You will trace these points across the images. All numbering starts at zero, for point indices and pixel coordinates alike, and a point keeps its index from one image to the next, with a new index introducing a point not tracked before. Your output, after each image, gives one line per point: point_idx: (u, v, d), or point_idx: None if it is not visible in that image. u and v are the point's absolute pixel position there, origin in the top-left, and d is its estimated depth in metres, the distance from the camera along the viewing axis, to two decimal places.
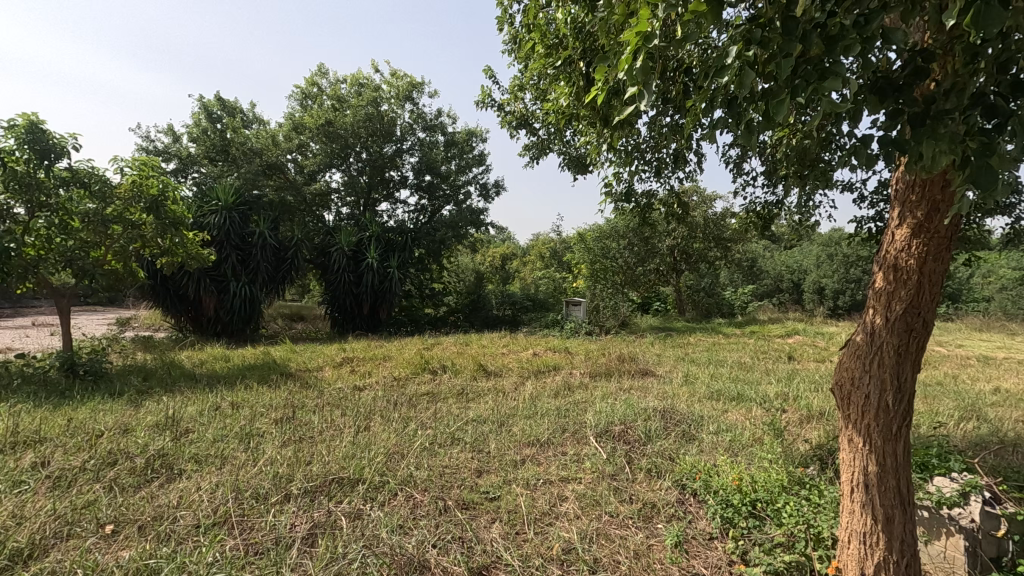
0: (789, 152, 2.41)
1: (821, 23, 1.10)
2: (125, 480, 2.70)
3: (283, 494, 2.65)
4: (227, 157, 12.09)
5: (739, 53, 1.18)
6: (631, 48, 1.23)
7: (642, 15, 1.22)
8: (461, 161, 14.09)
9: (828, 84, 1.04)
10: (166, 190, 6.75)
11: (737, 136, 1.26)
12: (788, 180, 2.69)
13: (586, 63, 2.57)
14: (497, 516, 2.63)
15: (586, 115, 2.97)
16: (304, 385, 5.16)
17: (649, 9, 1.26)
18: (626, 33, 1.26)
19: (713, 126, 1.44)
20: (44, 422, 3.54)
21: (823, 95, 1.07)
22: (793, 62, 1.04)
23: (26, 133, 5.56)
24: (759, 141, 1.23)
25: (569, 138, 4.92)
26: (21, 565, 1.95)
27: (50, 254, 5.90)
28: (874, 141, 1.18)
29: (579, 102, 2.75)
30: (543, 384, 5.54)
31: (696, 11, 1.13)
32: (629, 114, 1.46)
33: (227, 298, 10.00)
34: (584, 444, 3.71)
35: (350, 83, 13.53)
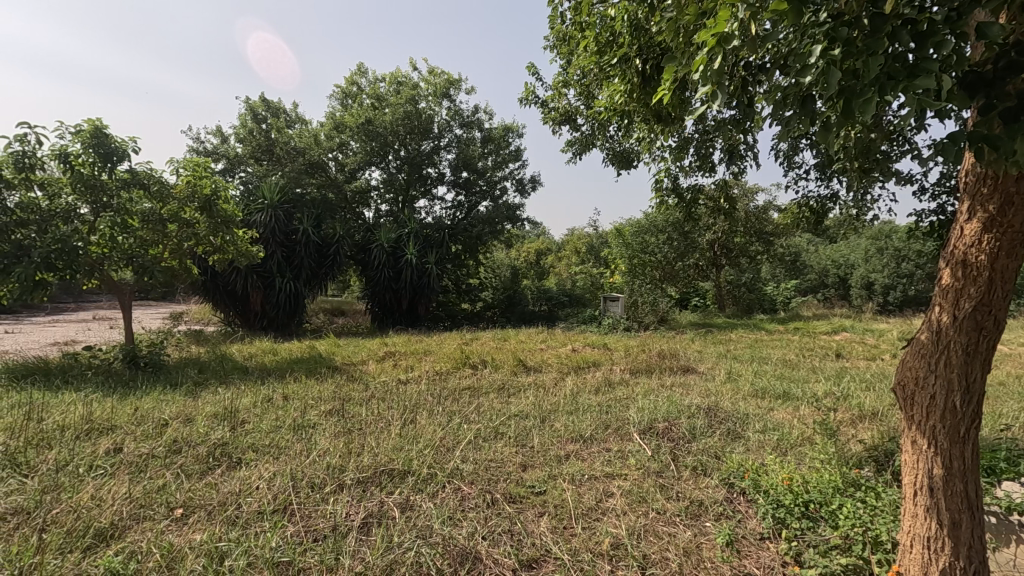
0: (852, 147, 2.34)
1: (910, 21, 1.08)
2: (190, 467, 2.85)
3: (337, 484, 2.74)
4: (272, 156, 12.48)
5: (822, 51, 1.18)
6: (707, 48, 1.27)
7: (719, 18, 1.26)
8: (498, 157, 14.13)
9: (918, 82, 1.02)
10: (218, 190, 7.02)
11: (813, 133, 1.25)
12: (850, 175, 2.62)
13: (643, 60, 2.54)
14: (544, 510, 2.66)
15: (636, 110, 2.97)
16: (350, 378, 5.31)
17: (728, 10, 1.29)
18: (702, 34, 1.30)
19: (785, 123, 1.43)
20: (113, 410, 3.77)
21: (911, 93, 1.05)
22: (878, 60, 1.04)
23: (91, 138, 5.89)
24: (836, 138, 1.22)
25: (614, 133, 4.92)
26: (105, 544, 2.09)
27: (113, 253, 6.23)
28: (963, 138, 1.13)
29: (633, 100, 2.75)
30: (583, 380, 5.54)
31: (778, 11, 1.14)
32: (701, 111, 1.51)
33: (273, 293, 10.34)
34: (628, 440, 3.71)
35: (389, 82, 13.75)
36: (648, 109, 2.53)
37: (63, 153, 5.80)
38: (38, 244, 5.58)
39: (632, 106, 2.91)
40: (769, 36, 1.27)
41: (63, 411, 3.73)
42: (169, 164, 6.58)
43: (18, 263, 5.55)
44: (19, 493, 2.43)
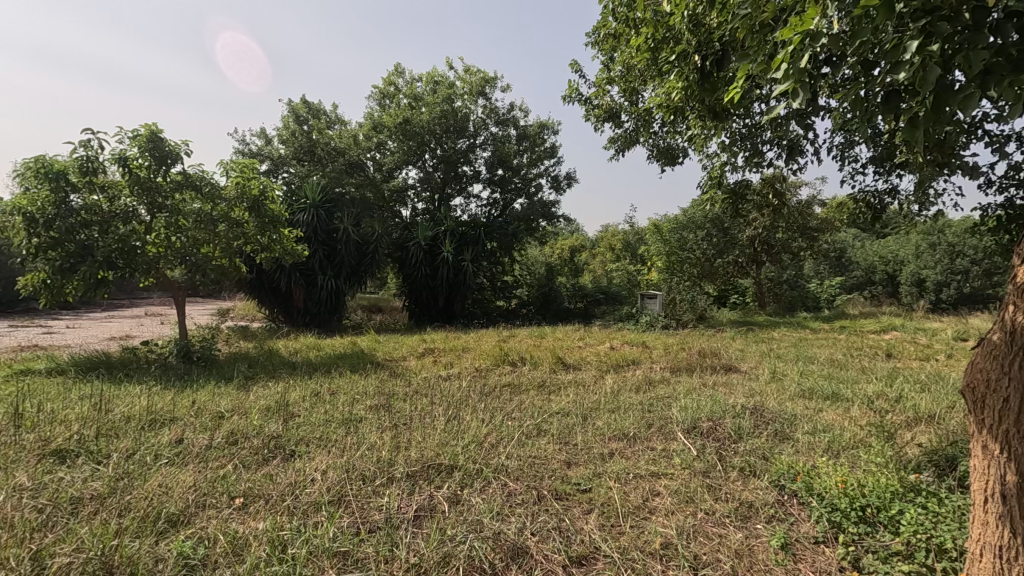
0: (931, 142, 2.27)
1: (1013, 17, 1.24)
2: (246, 458, 2.96)
3: (387, 477, 2.80)
4: (313, 157, 12.80)
5: (917, 46, 1.34)
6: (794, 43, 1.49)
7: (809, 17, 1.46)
8: (533, 154, 14.15)
9: None
10: (265, 190, 7.23)
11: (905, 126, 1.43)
12: (922, 171, 2.54)
13: (702, 57, 2.63)
14: (591, 507, 2.66)
15: (691, 104, 3.07)
16: (392, 374, 5.42)
17: (818, 8, 1.48)
18: (789, 31, 1.51)
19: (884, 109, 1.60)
20: (173, 403, 3.96)
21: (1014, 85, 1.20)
22: (982, 57, 1.21)
23: (148, 142, 6.18)
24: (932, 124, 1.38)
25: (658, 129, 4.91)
26: (176, 528, 2.20)
27: (167, 251, 6.55)
28: None
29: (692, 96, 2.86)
30: (623, 378, 5.50)
31: (870, 9, 1.33)
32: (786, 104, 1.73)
33: (315, 291, 10.63)
34: (672, 439, 3.66)
35: (426, 81, 13.91)
36: (708, 104, 2.63)
37: (122, 156, 6.10)
38: (101, 244, 5.93)
39: (692, 102, 3.01)
40: (858, 33, 1.45)
41: (127, 402, 3.93)
42: (219, 166, 6.82)
43: (83, 262, 5.93)
44: (96, 478, 2.59)
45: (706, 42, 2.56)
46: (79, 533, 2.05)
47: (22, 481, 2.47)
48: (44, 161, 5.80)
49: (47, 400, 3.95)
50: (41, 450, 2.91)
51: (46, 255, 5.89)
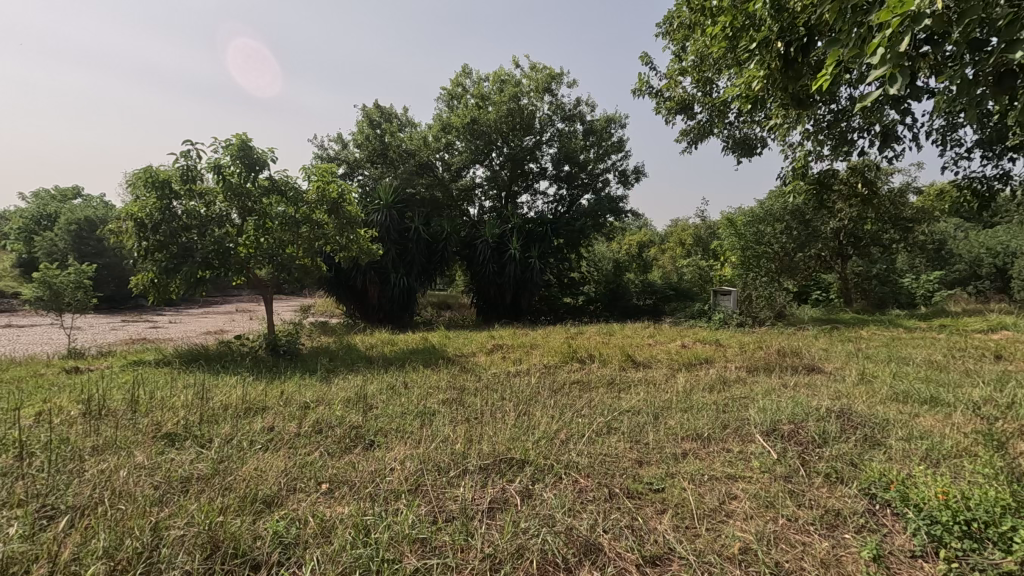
0: None
1: None
2: (330, 447, 3.14)
3: (460, 469, 2.89)
4: (386, 159, 13.28)
5: None
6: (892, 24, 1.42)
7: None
8: (600, 149, 14.00)
9: None
10: (343, 193, 7.59)
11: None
12: None
13: (786, 42, 2.64)
14: (665, 508, 2.61)
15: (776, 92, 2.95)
16: (463, 369, 5.55)
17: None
18: (887, 11, 1.44)
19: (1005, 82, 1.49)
20: (264, 393, 4.27)
21: None
22: None
23: (239, 151, 6.66)
24: None
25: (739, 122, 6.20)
26: (271, 509, 2.39)
27: (258, 252, 6.96)
28: None
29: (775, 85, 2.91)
30: (696, 377, 5.34)
31: None
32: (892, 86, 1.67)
33: (388, 288, 11.08)
34: (749, 441, 3.53)
35: (493, 80, 14.07)
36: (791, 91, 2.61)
37: (217, 165, 6.61)
38: (200, 246, 6.51)
39: (773, 90, 3.06)
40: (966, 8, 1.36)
41: (225, 392, 4.28)
42: (301, 171, 7.25)
43: (185, 262, 6.51)
44: (202, 460, 2.86)
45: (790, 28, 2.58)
46: (190, 509, 2.26)
47: (141, 460, 2.77)
48: (152, 171, 6.38)
49: (157, 389, 4.38)
50: (154, 434, 3.23)
51: (155, 257, 6.52)
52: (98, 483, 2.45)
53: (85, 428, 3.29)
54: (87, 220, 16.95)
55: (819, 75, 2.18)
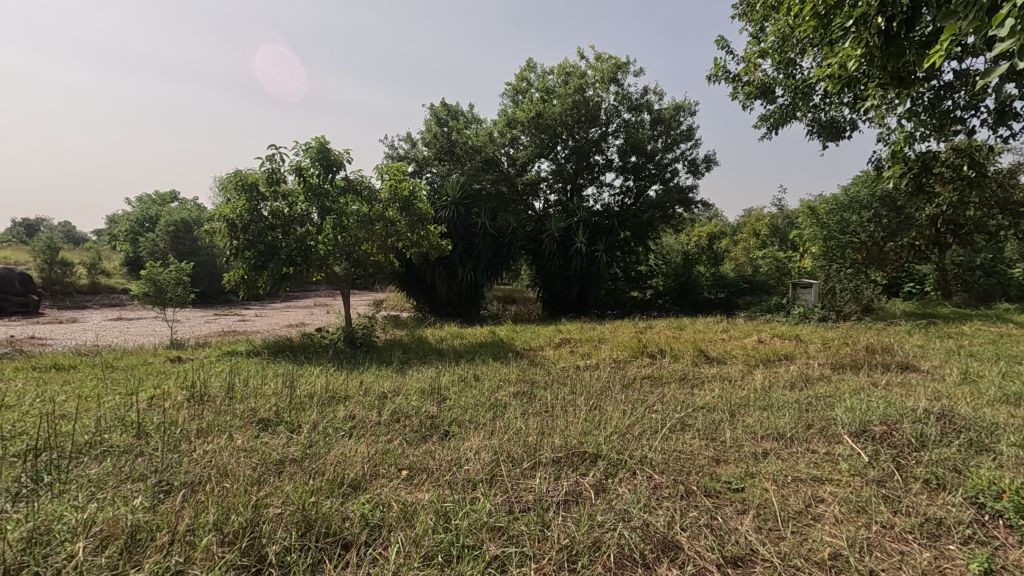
0: None
1: None
2: (408, 435, 3.26)
3: (534, 461, 2.93)
4: (453, 156, 13.48)
5: None
6: None
7: None
8: (669, 138, 13.61)
9: None
10: (414, 190, 7.83)
11: None
12: None
13: (888, 17, 2.63)
14: (745, 509, 2.52)
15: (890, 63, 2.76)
16: (532, 363, 5.59)
17: None
18: None
19: None
20: (345, 383, 4.50)
21: None
22: None
23: (317, 154, 7.01)
24: None
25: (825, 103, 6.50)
26: (358, 492, 2.52)
27: (336, 249, 7.27)
28: None
29: (871, 62, 2.95)
30: (776, 374, 5.10)
31: None
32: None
33: (456, 283, 11.33)
34: (836, 443, 3.33)
35: (557, 73, 13.99)
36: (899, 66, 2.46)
37: (298, 168, 6.99)
38: (284, 244, 6.95)
39: (870, 70, 3.14)
40: None
41: (310, 381, 4.55)
42: (375, 171, 7.54)
43: (271, 260, 6.95)
44: (293, 445, 3.06)
45: (892, 3, 2.63)
46: (286, 489, 2.42)
47: (241, 443, 3.00)
48: (241, 175, 6.84)
49: (250, 377, 4.72)
50: (250, 420, 3.49)
51: (244, 255, 7.00)
52: (205, 463, 2.67)
53: (192, 412, 3.61)
54: (184, 222, 18.44)
55: (934, 49, 2.20)
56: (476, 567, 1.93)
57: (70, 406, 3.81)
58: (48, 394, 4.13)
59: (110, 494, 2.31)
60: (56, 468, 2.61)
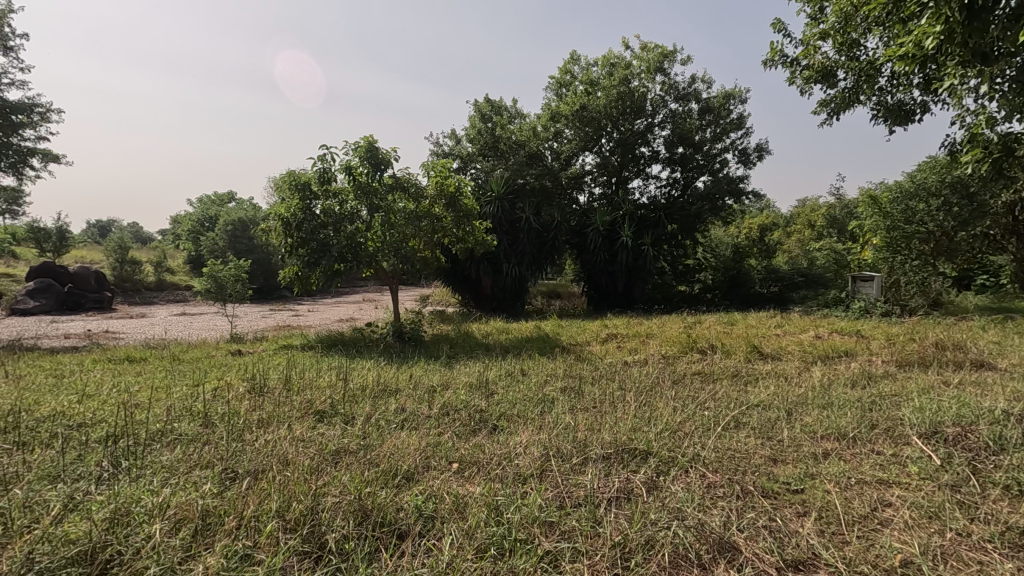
0: None
1: None
2: (458, 429, 3.30)
3: (583, 457, 2.90)
4: (496, 151, 13.46)
5: None
6: None
7: None
8: (717, 128, 13.22)
9: None
10: (459, 187, 7.91)
11: None
12: None
13: None
14: (806, 511, 2.43)
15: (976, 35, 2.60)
16: (579, 358, 5.56)
17: None
18: None
19: None
20: (396, 376, 4.61)
21: None
22: None
23: (365, 152, 7.18)
24: None
25: (893, 85, 6.22)
26: (410, 483, 2.58)
27: (384, 245, 7.42)
28: None
29: (951, 38, 2.79)
30: (836, 371, 4.88)
31: None
32: None
33: (501, 278, 11.38)
34: (904, 444, 3.15)
35: (602, 64, 13.80)
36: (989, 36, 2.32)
37: (348, 166, 7.18)
38: (335, 241, 7.15)
39: (949, 46, 2.99)
40: None
41: (362, 374, 4.68)
42: (421, 168, 7.66)
43: (323, 257, 7.15)
44: (348, 436, 3.16)
45: None
46: (343, 479, 2.50)
47: (299, 433, 3.11)
48: (295, 175, 7.09)
49: (306, 370, 4.90)
50: (307, 411, 3.63)
51: (299, 252, 7.25)
52: (266, 452, 2.79)
53: (253, 403, 3.78)
54: (241, 221, 19.26)
55: None
56: (529, 561, 1.94)
57: (144, 396, 4.06)
58: (123, 384, 4.41)
59: (182, 479, 2.44)
60: (132, 454, 2.79)
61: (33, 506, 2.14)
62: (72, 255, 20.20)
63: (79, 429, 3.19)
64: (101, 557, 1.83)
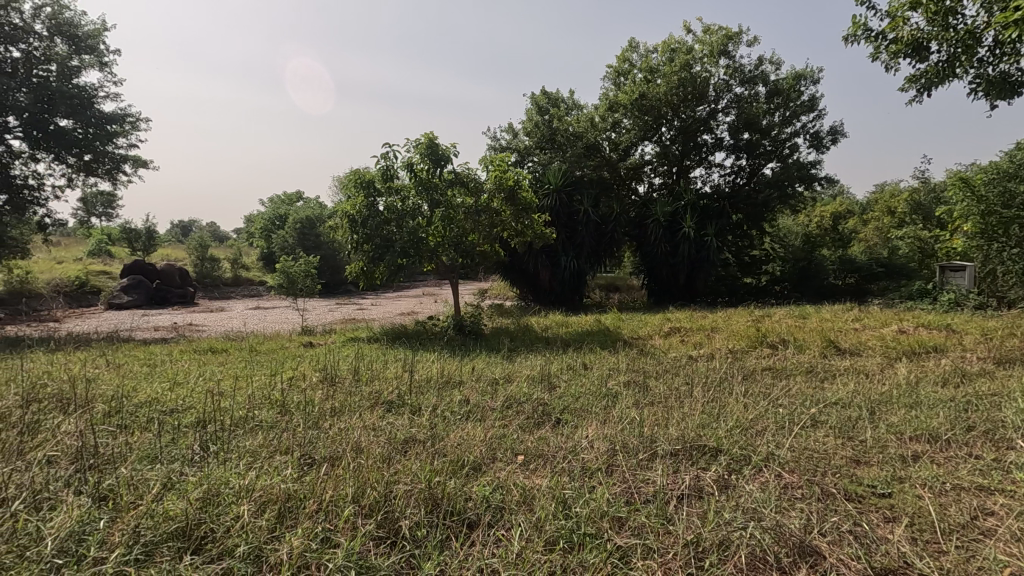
0: None
1: None
2: (523, 421, 3.31)
3: (650, 452, 2.84)
4: (554, 144, 13.27)
5: None
6: None
7: None
8: (787, 111, 12.57)
9: None
10: (518, 180, 7.93)
11: None
12: None
13: None
14: (895, 517, 2.27)
15: None
16: (641, 352, 5.45)
17: None
18: None
19: None
20: (458, 368, 4.68)
21: None
22: None
23: (426, 150, 7.34)
24: None
25: (997, 55, 5.68)
26: (477, 474, 2.61)
27: (445, 240, 7.54)
28: None
29: None
30: (925, 368, 4.54)
31: None
32: None
33: (559, 271, 11.34)
34: (1007, 449, 2.89)
35: (662, 51, 13.40)
36: None
37: (409, 164, 7.36)
38: (399, 237, 7.35)
39: None
40: None
41: (427, 366, 4.79)
42: (480, 163, 7.74)
43: (387, 252, 7.31)
44: (416, 425, 3.24)
45: None
46: (413, 467, 2.57)
47: (371, 423, 3.22)
48: (360, 173, 7.33)
49: (373, 362, 5.07)
50: (377, 401, 3.75)
51: (363, 248, 7.49)
52: (341, 440, 2.91)
53: (325, 393, 3.94)
54: (308, 219, 20.09)
55: None
56: (599, 556, 1.92)
57: (227, 385, 4.33)
58: (208, 374, 4.72)
59: (265, 464, 2.59)
60: (219, 439, 2.97)
61: (137, 484, 2.33)
62: (159, 253, 21.79)
63: (172, 415, 3.44)
64: (197, 534, 1.97)
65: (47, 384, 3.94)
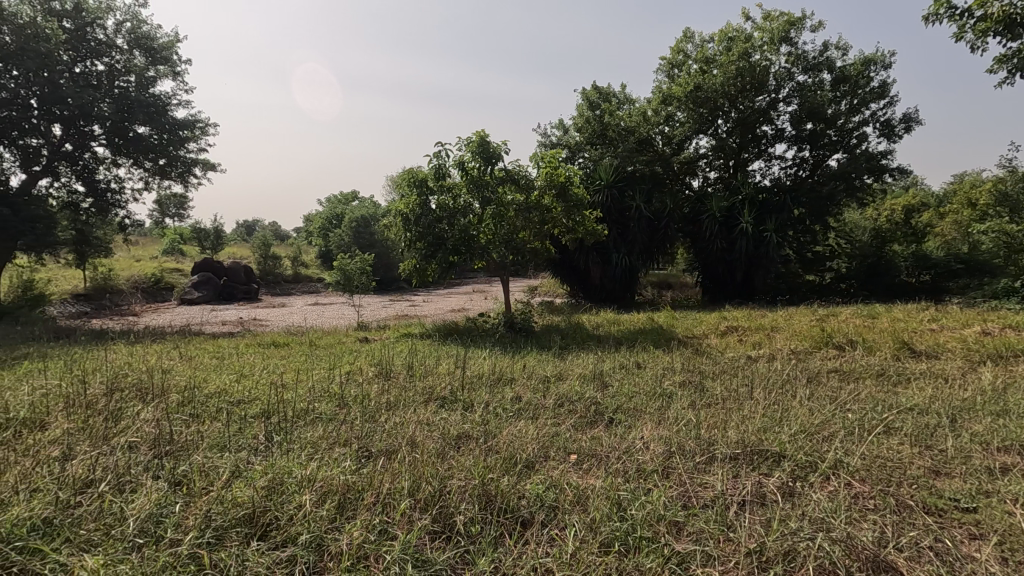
0: None
1: None
2: (576, 420, 3.28)
3: (708, 455, 2.75)
4: (606, 139, 13.04)
5: None
6: None
7: None
8: (855, 98, 11.88)
9: None
10: (569, 176, 7.86)
11: None
12: None
13: None
14: (982, 534, 2.10)
15: None
16: (697, 352, 5.30)
17: None
18: None
19: None
20: (510, 365, 4.70)
21: None
22: None
23: (477, 147, 7.40)
24: None
25: None
26: (529, 472, 2.60)
27: (496, 237, 7.57)
28: None
29: None
30: (1012, 373, 4.19)
31: None
32: None
33: (611, 268, 11.20)
34: None
35: (718, 40, 12.95)
36: None
37: (461, 162, 7.45)
38: (451, 234, 7.44)
39: None
40: None
41: (479, 362, 4.83)
42: (531, 160, 7.72)
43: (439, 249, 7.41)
44: (469, 421, 3.27)
45: None
46: (466, 463, 2.59)
47: (425, 417, 3.28)
48: (413, 172, 7.46)
49: (426, 358, 5.15)
50: (430, 396, 3.81)
51: (417, 245, 7.63)
52: (396, 434, 2.97)
53: (381, 387, 4.04)
54: (363, 218, 20.63)
55: None
56: (656, 561, 1.87)
57: (290, 377, 4.51)
58: (272, 366, 4.94)
59: (325, 455, 2.67)
60: (282, 430, 3.10)
61: (208, 471, 2.46)
62: (226, 251, 22.92)
63: (239, 406, 3.61)
64: (262, 521, 2.06)
65: (128, 374, 4.22)
